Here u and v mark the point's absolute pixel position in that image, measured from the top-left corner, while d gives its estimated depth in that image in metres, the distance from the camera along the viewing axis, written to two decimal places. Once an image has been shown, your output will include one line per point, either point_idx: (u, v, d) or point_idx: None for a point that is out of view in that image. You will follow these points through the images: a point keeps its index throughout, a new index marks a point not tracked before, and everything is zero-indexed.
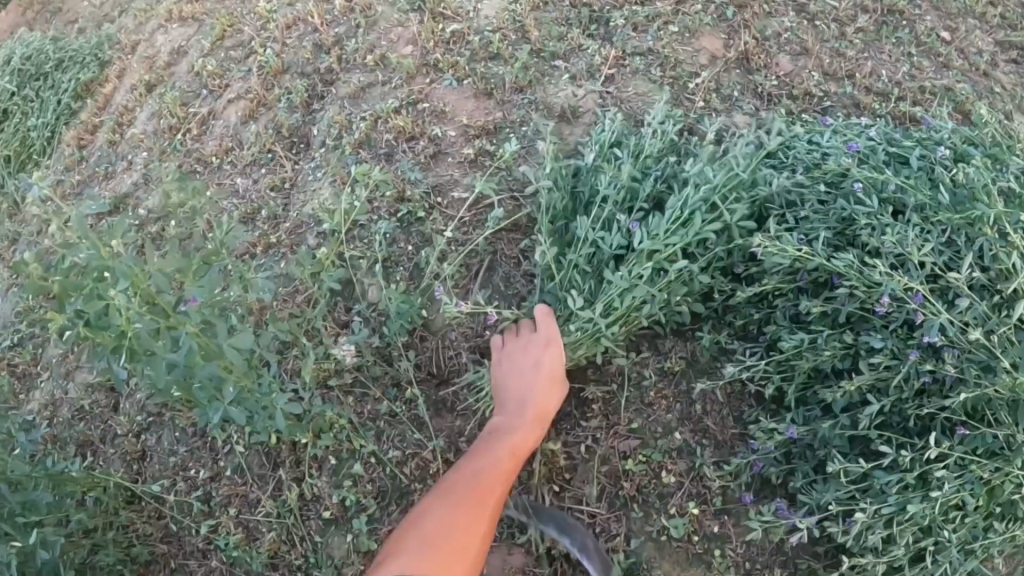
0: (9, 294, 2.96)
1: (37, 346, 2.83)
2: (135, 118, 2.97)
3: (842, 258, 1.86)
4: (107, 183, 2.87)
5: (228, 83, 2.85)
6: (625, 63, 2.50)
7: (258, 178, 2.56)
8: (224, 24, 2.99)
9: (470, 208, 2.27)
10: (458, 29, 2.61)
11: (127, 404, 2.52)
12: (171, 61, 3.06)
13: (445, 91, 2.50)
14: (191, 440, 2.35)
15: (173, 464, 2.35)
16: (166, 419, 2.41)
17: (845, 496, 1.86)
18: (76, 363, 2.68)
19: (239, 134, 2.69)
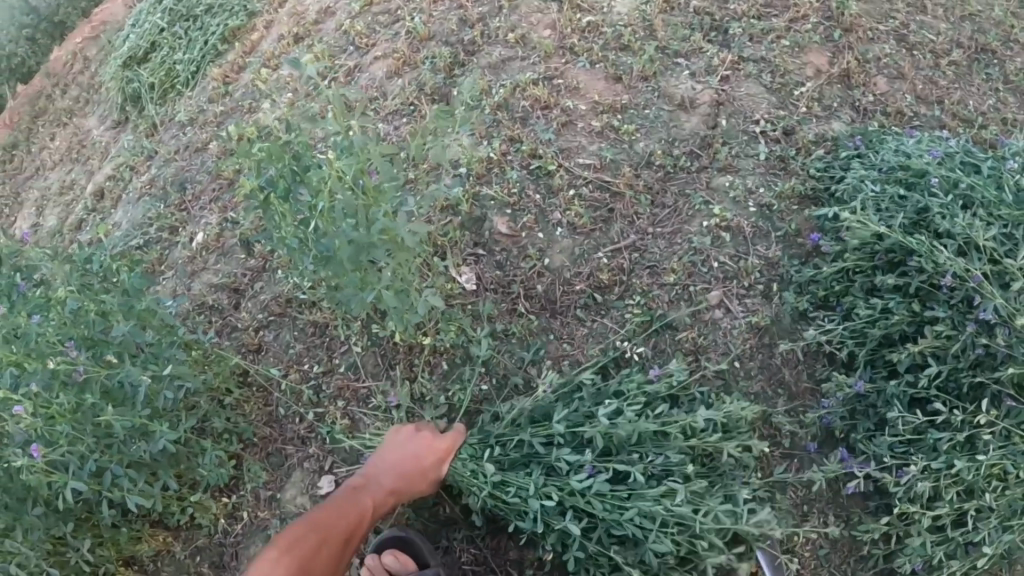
0: (141, 202, 3.19)
1: (163, 248, 3.06)
2: (282, 64, 3.30)
3: (916, 237, 2.09)
4: (249, 115, 3.19)
5: (374, 42, 3.20)
6: (740, 67, 2.75)
7: (399, 126, 2.93)
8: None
9: (594, 171, 2.56)
10: (593, 21, 2.93)
11: (250, 304, 2.80)
12: (318, 19, 3.40)
13: (578, 71, 2.83)
14: (309, 338, 2.63)
15: (290, 357, 2.63)
16: (287, 319, 2.70)
17: (901, 449, 2.10)
18: (204, 265, 2.97)
19: (384, 87, 3.05)
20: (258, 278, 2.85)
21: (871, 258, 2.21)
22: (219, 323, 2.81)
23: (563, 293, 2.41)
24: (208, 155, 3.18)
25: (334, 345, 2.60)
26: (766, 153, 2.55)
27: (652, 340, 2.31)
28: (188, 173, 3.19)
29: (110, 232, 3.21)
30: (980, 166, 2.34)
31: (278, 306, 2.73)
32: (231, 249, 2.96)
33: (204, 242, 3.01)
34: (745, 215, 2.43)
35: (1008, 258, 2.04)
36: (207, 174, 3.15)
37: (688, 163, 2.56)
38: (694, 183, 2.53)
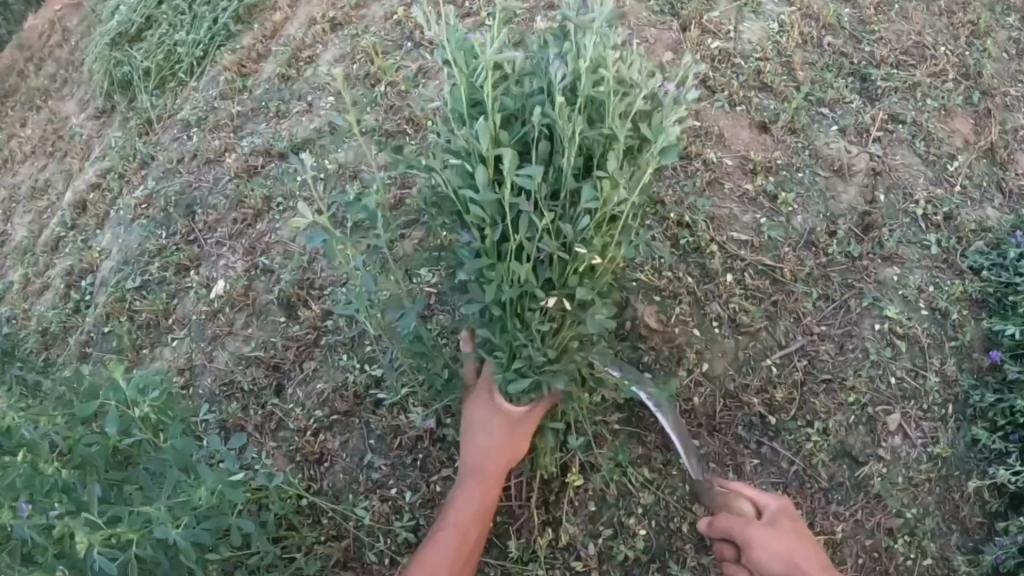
0: (134, 227, 2.59)
1: (170, 295, 2.45)
2: (317, 57, 2.64)
3: None
4: (281, 122, 2.57)
5: (441, 41, 2.56)
6: (891, 128, 2.43)
7: (489, 158, 2.34)
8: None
9: (751, 251, 2.18)
10: (724, 48, 2.47)
11: (297, 392, 2.25)
12: (361, 2, 2.74)
13: (718, 112, 2.36)
14: (391, 454, 2.13)
15: (373, 481, 2.12)
16: (356, 423, 2.17)
17: None
18: (228, 329, 2.37)
19: (463, 102, 2.43)
20: (308, 356, 2.28)
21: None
22: (256, 421, 2.24)
23: (726, 410, 2.05)
24: (225, 173, 2.55)
25: (430, 465, 2.11)
26: (935, 245, 2.29)
27: (828, 469, 2.05)
28: (197, 193, 2.56)
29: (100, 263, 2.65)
30: None
31: (344, 402, 2.19)
32: (268, 309, 2.35)
33: (229, 296, 2.39)
34: (919, 319, 2.19)
35: None
36: (225, 198, 2.51)
37: (849, 244, 2.24)
38: (856, 272, 2.22)
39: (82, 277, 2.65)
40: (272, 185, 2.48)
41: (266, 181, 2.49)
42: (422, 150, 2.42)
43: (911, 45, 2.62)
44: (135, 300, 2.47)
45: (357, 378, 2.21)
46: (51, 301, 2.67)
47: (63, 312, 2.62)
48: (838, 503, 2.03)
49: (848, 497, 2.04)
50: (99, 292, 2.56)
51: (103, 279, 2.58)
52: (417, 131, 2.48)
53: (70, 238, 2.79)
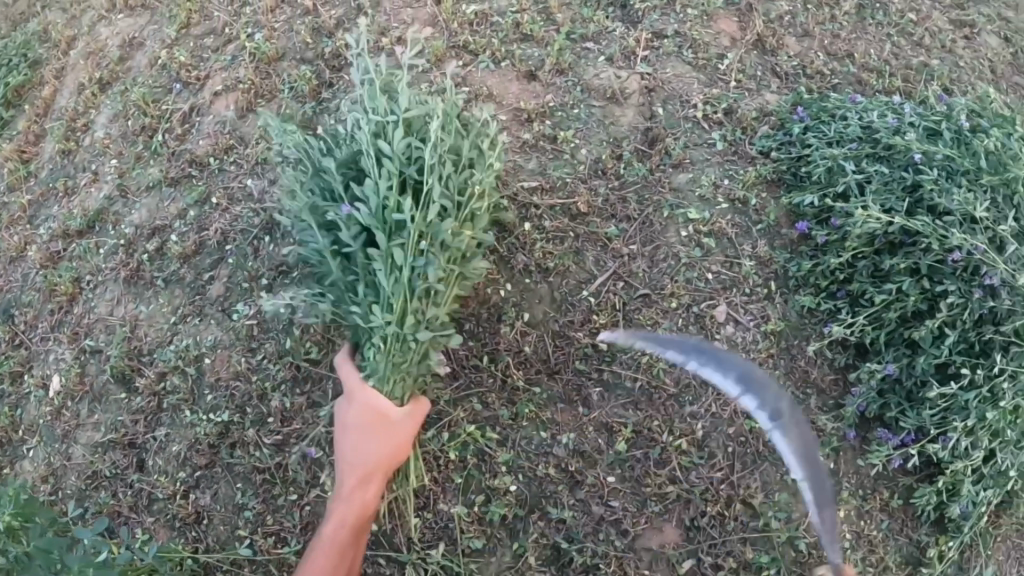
0: None
1: (13, 405, 2.42)
2: (93, 122, 2.59)
3: (920, 219, 2.09)
4: (71, 199, 2.51)
5: (207, 74, 2.55)
6: (657, 45, 2.49)
7: (276, 178, 2.38)
8: (188, 10, 2.67)
9: (541, 195, 2.21)
10: (479, 10, 2.50)
11: (157, 461, 2.23)
12: (124, 55, 2.68)
13: (483, 73, 2.39)
14: (259, 487, 2.14)
15: (251, 519, 2.12)
16: (220, 471, 2.17)
17: (938, 414, 2.12)
18: (76, 422, 2.33)
19: (238, 130, 2.45)
20: (156, 423, 2.25)
21: (869, 240, 2.16)
22: (122, 502, 2.22)
23: (557, 350, 2.08)
24: (32, 266, 2.48)
25: (303, 489, 2.11)
26: (720, 140, 2.33)
27: (672, 375, 2.09)
28: (11, 297, 2.50)
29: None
30: (936, 131, 2.35)
31: (202, 456, 2.19)
32: (107, 391, 2.32)
33: (67, 389, 2.35)
34: (721, 213, 2.22)
35: (1001, 225, 2.10)
36: (37, 292, 2.46)
37: (637, 164, 2.27)
38: (652, 186, 2.24)
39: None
40: (79, 265, 2.43)
41: (72, 263, 2.44)
42: (206, 190, 2.40)
43: None
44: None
45: (206, 431, 2.20)
46: None
47: None
48: (691, 404, 2.09)
49: (699, 393, 2.09)
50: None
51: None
52: (203, 170, 2.42)
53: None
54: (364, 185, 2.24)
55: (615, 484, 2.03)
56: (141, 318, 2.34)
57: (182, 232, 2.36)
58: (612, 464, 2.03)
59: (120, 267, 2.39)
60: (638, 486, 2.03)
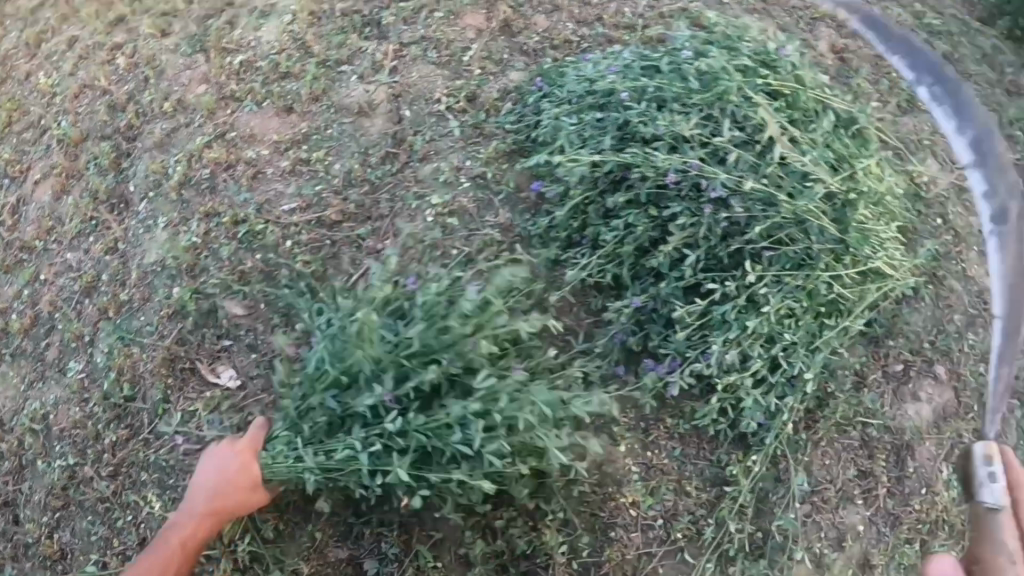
0: None
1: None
2: None
3: (629, 152, 2.25)
4: None
5: (29, 166, 2.86)
6: (404, 53, 2.72)
7: (88, 249, 2.64)
8: (9, 110, 2.98)
9: (300, 213, 2.47)
10: (244, 59, 2.74)
11: (26, 510, 2.52)
12: None
13: (248, 116, 2.64)
14: (105, 515, 2.40)
15: (100, 544, 2.39)
16: (74, 509, 2.45)
17: (696, 335, 2.24)
18: None
19: (56, 211, 2.74)
20: (20, 479, 2.55)
21: (592, 183, 2.30)
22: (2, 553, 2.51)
23: None
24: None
25: (137, 511, 2.36)
26: (458, 127, 2.54)
27: None
28: None
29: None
30: (658, 66, 2.47)
31: (57, 498, 2.47)
32: None
33: None
34: (463, 191, 2.44)
35: (714, 138, 2.24)
36: None
37: (384, 168, 2.51)
38: (401, 184, 2.48)
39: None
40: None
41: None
42: (35, 269, 2.70)
43: None
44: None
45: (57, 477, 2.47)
46: None
47: None
48: None
49: None
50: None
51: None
52: (31, 252, 2.73)
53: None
54: (156, 237, 2.54)
55: None
56: None
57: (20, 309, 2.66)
58: None
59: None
60: None
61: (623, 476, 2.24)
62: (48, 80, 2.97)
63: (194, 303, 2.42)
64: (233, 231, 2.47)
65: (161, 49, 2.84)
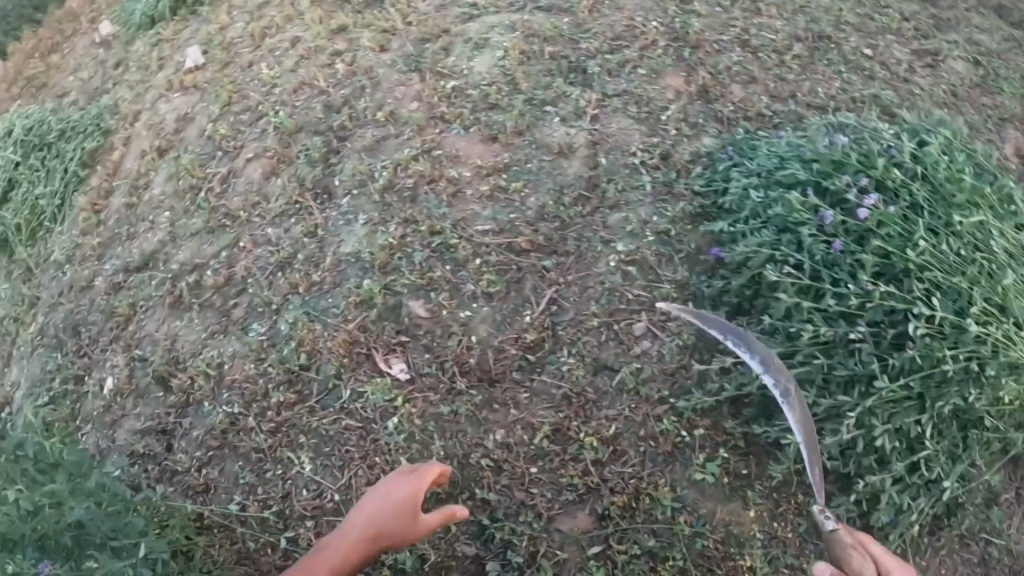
0: (35, 355, 2.94)
1: (72, 402, 2.83)
2: (151, 181, 3.14)
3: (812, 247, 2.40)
4: (130, 243, 3.02)
5: (242, 144, 3.08)
6: (606, 103, 2.91)
7: (290, 227, 2.83)
8: (229, 92, 3.23)
9: (493, 236, 2.60)
10: (457, 85, 2.99)
11: (183, 442, 2.62)
12: (178, 127, 3.23)
13: (455, 138, 2.85)
14: (255, 465, 2.49)
15: (242, 492, 2.47)
16: (227, 452, 2.55)
17: (835, 426, 2.32)
18: (122, 412, 2.76)
19: (264, 189, 2.95)
20: (183, 414, 2.67)
21: (783, 228, 2.47)
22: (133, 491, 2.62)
23: (498, 360, 2.44)
24: (97, 296, 2.96)
25: (286, 467, 2.46)
26: (651, 182, 2.71)
27: (593, 383, 2.41)
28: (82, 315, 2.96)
29: (10, 395, 2.95)
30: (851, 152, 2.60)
31: (214, 439, 2.57)
32: (148, 390, 2.76)
33: (118, 388, 2.80)
34: (646, 244, 2.58)
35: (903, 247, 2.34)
36: (100, 315, 2.93)
37: (577, 208, 2.66)
38: (590, 227, 2.62)
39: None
40: (130, 295, 2.92)
41: (129, 295, 2.91)
42: (237, 236, 2.88)
43: (622, 30, 3.17)
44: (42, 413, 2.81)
45: (217, 422, 2.58)
46: None
47: None
48: (607, 407, 2.39)
49: (616, 398, 2.39)
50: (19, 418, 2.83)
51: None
52: (234, 220, 2.92)
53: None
54: (356, 223, 2.73)
55: (535, 476, 2.33)
56: (178, 334, 2.79)
57: (215, 268, 2.83)
58: (532, 457, 2.35)
59: (164, 296, 2.87)
60: (556, 477, 2.32)
61: (749, 540, 2.29)
62: (270, 71, 3.24)
63: (379, 296, 2.54)
64: (428, 240, 2.61)
65: (381, 64, 3.15)
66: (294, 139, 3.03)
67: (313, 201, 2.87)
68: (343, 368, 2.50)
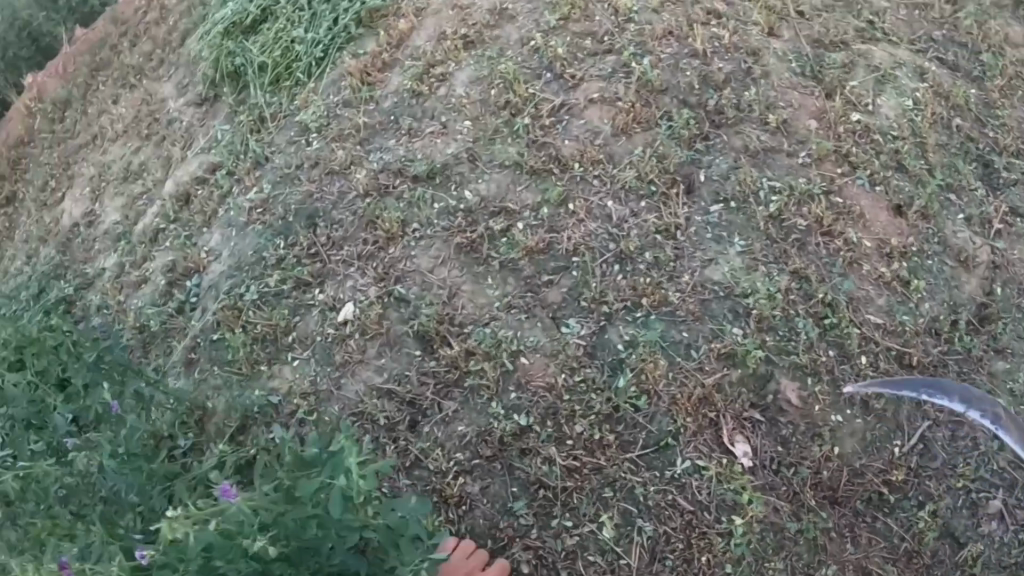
0: (250, 232, 2.55)
1: (291, 310, 2.33)
2: (451, 75, 2.68)
3: None
4: (412, 139, 2.54)
5: (583, 77, 2.59)
6: (1009, 222, 2.51)
7: (637, 210, 2.30)
8: (572, 7, 2.76)
9: (884, 334, 2.24)
10: (864, 122, 2.51)
11: (437, 431, 2.06)
12: (494, 23, 2.82)
13: (859, 190, 2.39)
14: (534, 498, 1.98)
15: (516, 529, 1.97)
16: (498, 469, 2.00)
17: None
18: (360, 358, 2.18)
19: (609, 146, 2.41)
20: (446, 396, 2.09)
21: None
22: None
23: (854, 485, 2.13)
24: (352, 189, 2.48)
25: (578, 518, 1.97)
26: None
27: (933, 548, 2.13)
28: (327, 202, 2.49)
29: (206, 262, 2.62)
30: None
31: (487, 447, 2.01)
32: (402, 341, 2.17)
33: (361, 323, 2.21)
34: None
35: None
36: (354, 216, 2.41)
37: (969, 338, 2.31)
38: (973, 364, 2.29)
39: (145, 263, 2.78)
40: (405, 208, 2.37)
41: (398, 202, 2.39)
42: (565, 192, 2.31)
43: None
44: (240, 306, 2.40)
45: (496, 428, 2.03)
46: (149, 296, 2.66)
47: (166, 311, 2.57)
48: None
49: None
50: (210, 298, 2.52)
51: (164, 264, 2.69)
52: (563, 170, 2.36)
53: (155, 220, 2.85)
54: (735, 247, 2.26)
55: None
56: (463, 288, 2.20)
57: (531, 223, 2.26)
58: None
59: (453, 231, 2.28)
60: None
61: None
62: (627, 1, 2.76)
63: (755, 362, 2.12)
64: (819, 312, 2.21)
65: (770, 51, 2.63)
66: (654, 100, 2.51)
67: (672, 193, 2.33)
68: (689, 427, 2.06)
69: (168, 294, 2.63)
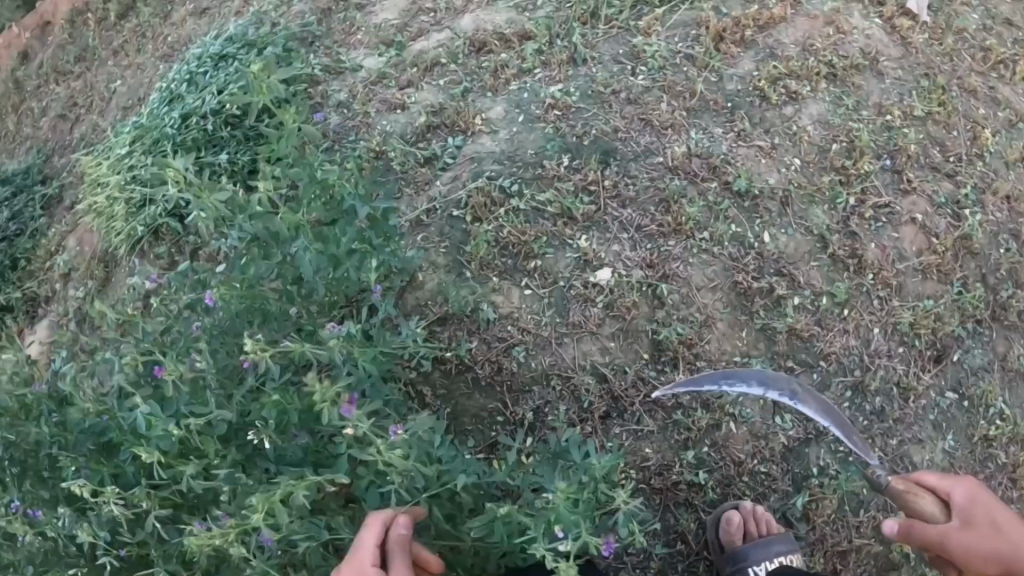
0: (541, 133, 2.30)
1: (548, 241, 2.11)
2: (801, 98, 2.47)
3: None
4: (739, 141, 2.38)
5: (918, 187, 2.41)
6: None
7: (892, 353, 2.27)
8: (942, 108, 2.54)
9: None
10: None
11: (624, 437, 2.02)
12: (863, 64, 2.55)
13: None
14: (674, 544, 2.04)
15: (642, 561, 2.01)
16: (656, 503, 2.02)
17: None
18: (593, 329, 2.05)
19: (903, 275, 2.33)
20: (649, 412, 2.04)
21: None
22: (538, 424, 1.98)
23: None
24: (661, 152, 2.29)
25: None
26: None
27: None
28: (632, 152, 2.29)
29: (479, 131, 2.34)
30: None
31: (659, 481, 2.02)
32: (638, 337, 2.07)
33: (612, 299, 2.07)
34: None
35: None
36: (652, 185, 2.23)
37: None
38: None
39: (409, 89, 2.47)
40: (702, 212, 2.22)
41: (697, 200, 2.23)
42: (845, 295, 2.25)
43: None
44: (496, 198, 2.17)
45: (678, 468, 2.03)
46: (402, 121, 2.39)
47: (418, 159, 2.29)
48: None
49: None
50: (465, 167, 2.25)
51: (431, 101, 2.42)
52: (856, 272, 2.29)
53: (441, 55, 2.50)
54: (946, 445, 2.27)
55: None
56: (717, 323, 2.14)
57: (802, 302, 2.22)
58: None
59: (735, 264, 2.19)
60: None
61: None
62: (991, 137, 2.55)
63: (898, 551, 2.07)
64: None
65: None
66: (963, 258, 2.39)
67: (929, 361, 2.29)
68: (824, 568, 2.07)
69: (424, 137, 2.36)
